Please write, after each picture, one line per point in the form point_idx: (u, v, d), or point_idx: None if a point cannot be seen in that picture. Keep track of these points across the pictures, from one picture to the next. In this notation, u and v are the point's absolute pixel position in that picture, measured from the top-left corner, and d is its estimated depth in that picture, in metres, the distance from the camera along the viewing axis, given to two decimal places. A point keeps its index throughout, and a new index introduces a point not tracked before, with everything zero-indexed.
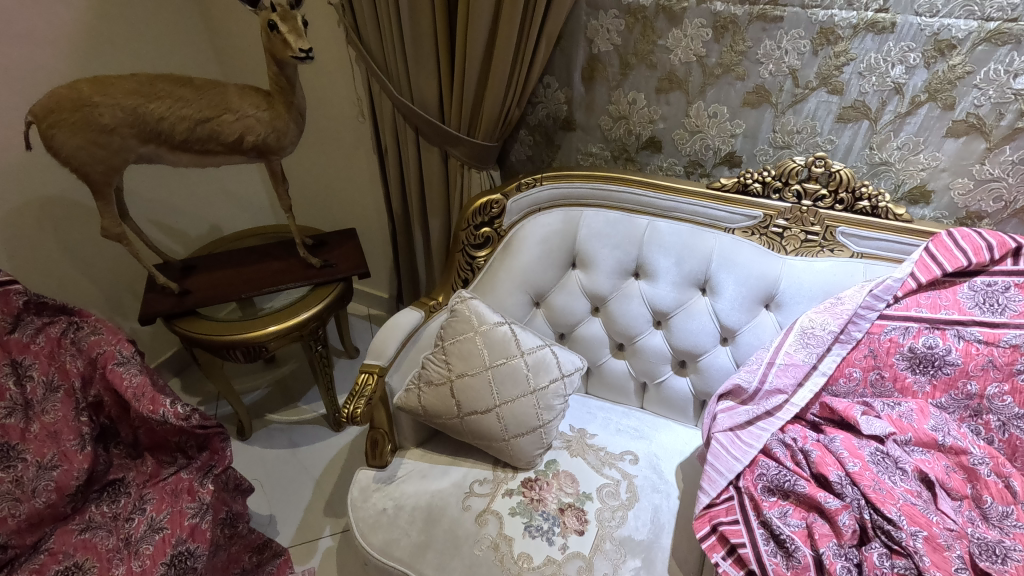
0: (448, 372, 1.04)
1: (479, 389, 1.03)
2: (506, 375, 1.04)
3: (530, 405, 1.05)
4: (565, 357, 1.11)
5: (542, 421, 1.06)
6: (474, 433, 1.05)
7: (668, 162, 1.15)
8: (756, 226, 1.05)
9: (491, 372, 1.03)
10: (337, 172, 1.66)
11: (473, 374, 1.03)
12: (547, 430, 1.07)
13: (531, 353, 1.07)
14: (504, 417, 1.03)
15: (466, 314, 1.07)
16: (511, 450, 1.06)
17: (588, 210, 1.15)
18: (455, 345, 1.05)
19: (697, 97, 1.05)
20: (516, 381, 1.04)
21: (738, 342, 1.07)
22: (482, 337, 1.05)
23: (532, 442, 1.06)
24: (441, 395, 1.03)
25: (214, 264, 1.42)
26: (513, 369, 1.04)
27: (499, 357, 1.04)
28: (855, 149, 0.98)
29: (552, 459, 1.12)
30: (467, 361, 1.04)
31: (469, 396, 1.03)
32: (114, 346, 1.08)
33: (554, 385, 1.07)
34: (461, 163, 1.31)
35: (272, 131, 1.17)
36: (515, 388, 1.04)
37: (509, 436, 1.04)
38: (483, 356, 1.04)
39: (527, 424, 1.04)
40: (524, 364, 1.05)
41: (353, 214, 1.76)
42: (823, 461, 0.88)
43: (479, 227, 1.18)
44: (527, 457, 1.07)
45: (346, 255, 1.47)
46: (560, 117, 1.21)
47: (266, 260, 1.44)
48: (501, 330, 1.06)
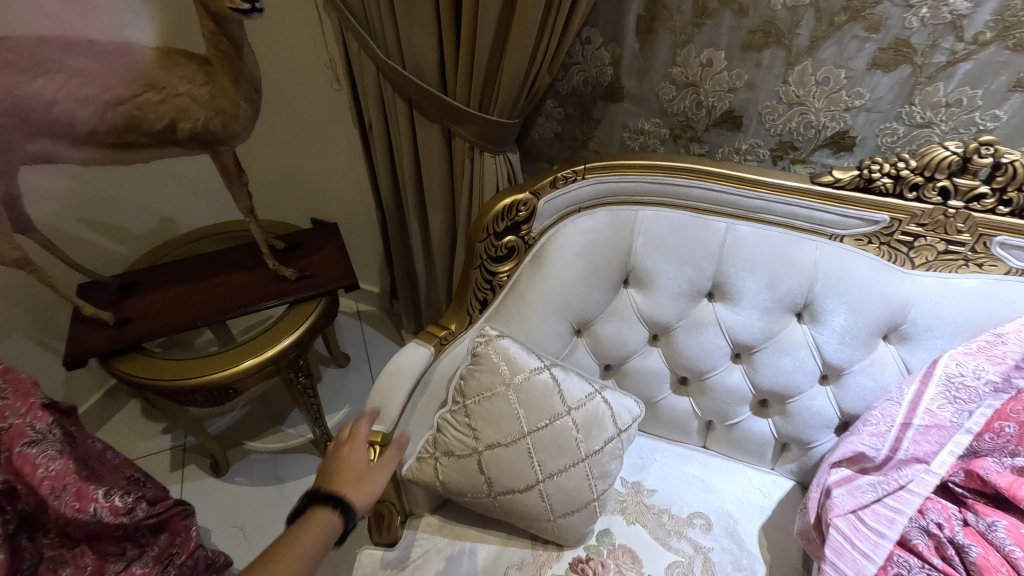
0: (476, 442, 0.80)
1: (517, 462, 0.79)
2: (551, 441, 0.79)
3: (581, 476, 0.81)
4: (618, 406, 0.86)
5: (596, 493, 0.82)
6: (511, 512, 0.81)
7: (749, 143, 0.87)
8: (877, 233, 0.78)
9: (530, 439, 0.79)
10: (308, 154, 1.34)
11: (508, 442, 0.79)
12: (599, 501, 0.83)
13: (580, 408, 0.82)
14: (549, 493, 0.80)
15: (493, 360, 0.81)
16: (556, 530, 0.82)
17: (644, 210, 0.86)
18: (482, 405, 0.80)
19: (803, 56, 0.76)
20: (562, 447, 0.80)
21: (843, 384, 0.83)
22: (517, 392, 0.80)
23: (584, 520, 0.82)
24: (468, 469, 0.80)
25: (162, 281, 1.12)
26: (559, 432, 0.80)
27: (540, 419, 0.80)
28: None
29: (606, 526, 0.90)
30: (499, 426, 0.79)
31: (504, 471, 0.79)
32: (22, 419, 0.78)
33: (610, 445, 0.83)
34: (469, 145, 1.01)
35: (217, 113, 0.86)
36: (561, 456, 0.80)
37: (555, 516, 0.81)
38: (519, 418, 0.79)
39: (576, 502, 0.81)
40: (571, 424, 0.80)
41: (332, 202, 1.45)
42: (990, 564, 0.66)
43: (501, 235, 0.89)
44: (578, 535, 0.84)
45: (328, 261, 1.18)
46: (601, 83, 0.91)
47: (228, 271, 1.14)
48: (541, 381, 0.81)
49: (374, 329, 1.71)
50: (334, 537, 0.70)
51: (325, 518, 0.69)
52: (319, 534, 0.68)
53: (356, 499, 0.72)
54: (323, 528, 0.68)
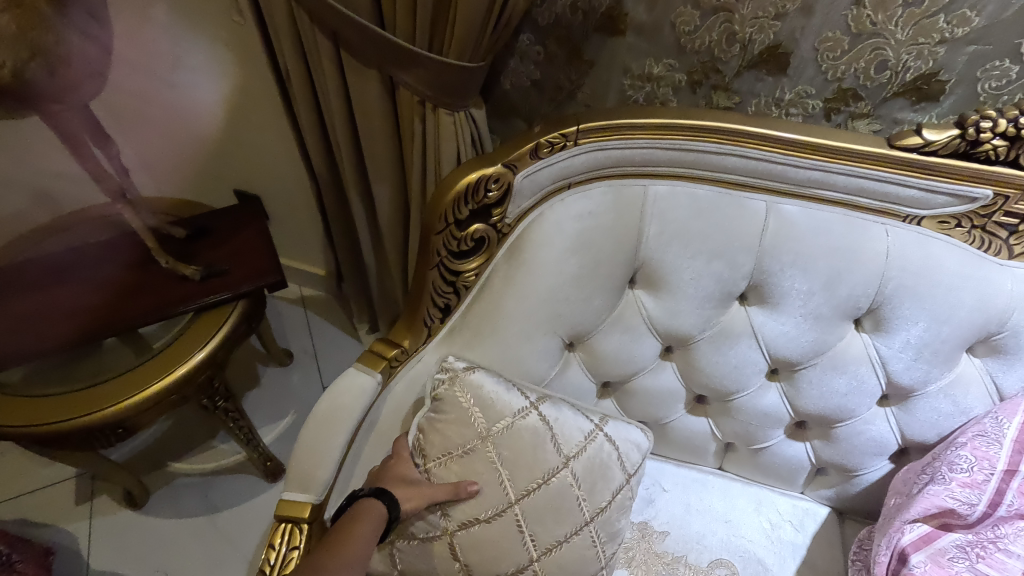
0: (447, 521, 0.59)
1: (503, 539, 0.59)
2: (545, 506, 0.60)
3: (586, 547, 0.62)
4: (626, 447, 0.65)
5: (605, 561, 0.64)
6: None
7: (795, 91, 0.65)
8: (973, 213, 0.58)
9: (518, 506, 0.59)
10: (214, 114, 1.04)
11: (489, 517, 0.59)
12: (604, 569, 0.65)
13: (580, 460, 0.62)
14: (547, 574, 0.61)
15: (462, 405, 0.62)
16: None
17: (657, 186, 0.64)
18: (454, 467, 0.60)
19: None
20: (559, 511, 0.61)
21: (910, 406, 0.66)
22: (498, 446, 0.60)
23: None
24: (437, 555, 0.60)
25: (20, 285, 0.85)
26: (555, 493, 0.60)
27: (530, 479, 0.60)
28: None
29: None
30: (477, 491, 0.59)
31: (487, 552, 0.59)
32: None
33: (619, 499, 0.63)
34: (418, 98, 0.75)
35: (34, 55, 0.58)
36: (558, 524, 0.60)
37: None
38: (501, 481, 0.60)
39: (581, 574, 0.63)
40: (571, 480, 0.61)
41: (253, 173, 1.16)
42: None
43: (464, 222, 0.66)
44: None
45: (245, 252, 0.93)
46: (596, 7, 0.66)
47: (110, 270, 0.88)
48: (528, 427, 0.61)
49: (321, 316, 1.46)
50: (382, 534, 0.56)
51: (369, 510, 0.56)
52: (369, 525, 0.55)
53: (401, 488, 0.58)
54: (371, 522, 0.55)
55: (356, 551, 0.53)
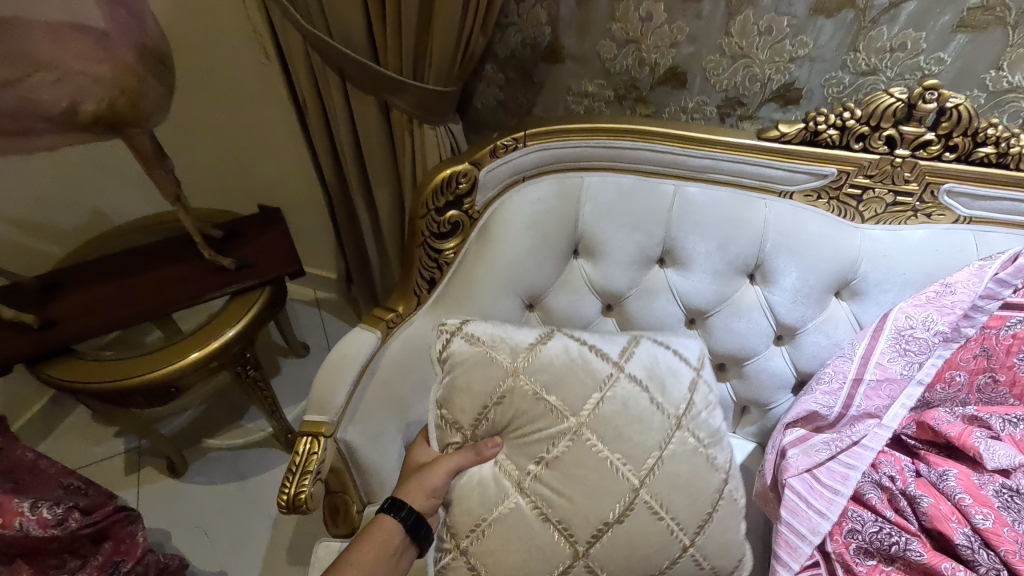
0: (504, 475, 0.66)
1: (587, 469, 0.65)
2: (623, 413, 0.67)
3: (688, 454, 0.67)
4: (657, 381, 0.70)
5: (722, 484, 0.69)
6: (622, 556, 0.65)
7: (694, 101, 0.84)
8: (826, 187, 0.76)
9: (588, 428, 0.66)
10: (244, 138, 1.26)
11: (551, 463, 0.66)
12: (725, 489, 0.69)
13: (631, 378, 0.69)
14: (654, 526, 0.65)
15: (476, 353, 0.69)
16: (716, 561, 0.69)
17: (590, 175, 0.83)
18: (501, 411, 0.67)
19: (743, 5, 0.72)
20: (639, 425, 0.67)
21: (798, 343, 0.83)
22: (534, 378, 0.68)
23: (731, 521, 0.69)
24: (500, 528, 0.65)
25: (91, 276, 1.05)
26: (626, 401, 0.67)
27: (581, 407, 0.67)
28: (974, 72, 0.68)
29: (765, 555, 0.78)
30: (529, 429, 0.66)
31: (562, 496, 0.65)
32: None
33: (698, 395, 0.71)
34: (407, 117, 0.95)
35: None
36: (644, 440, 0.66)
37: (703, 554, 0.68)
38: (553, 408, 0.67)
39: (706, 503, 0.68)
40: (631, 382, 0.69)
41: (275, 188, 1.37)
42: (941, 514, 0.66)
43: (442, 210, 0.85)
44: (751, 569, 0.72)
45: (269, 247, 1.12)
46: (540, 44, 0.86)
47: (161, 264, 1.08)
48: (552, 358, 0.69)
49: (333, 315, 1.66)
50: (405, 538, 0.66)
51: (384, 524, 0.66)
52: (380, 541, 0.65)
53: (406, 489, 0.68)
54: (383, 532, 0.65)
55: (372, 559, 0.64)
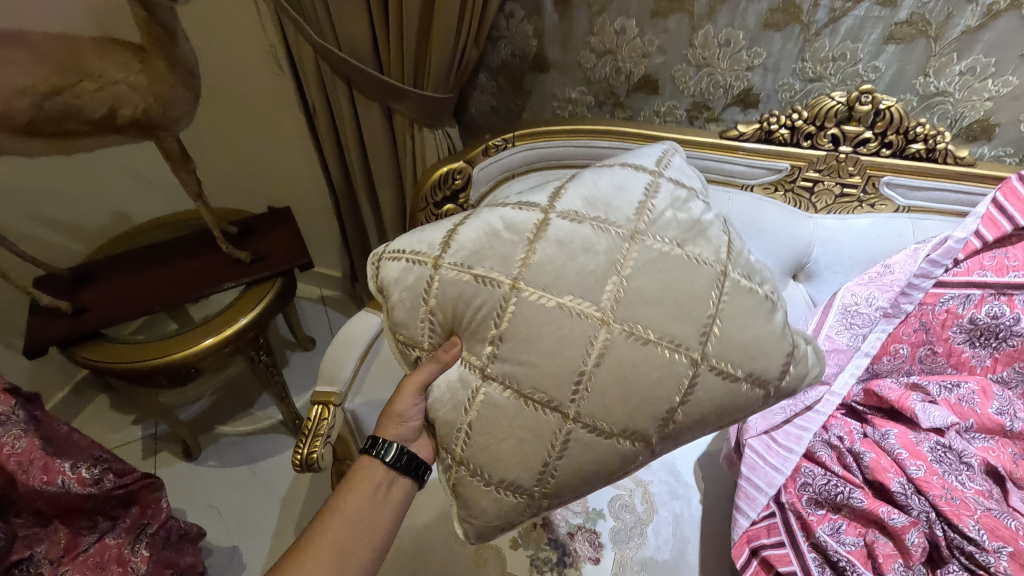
0: (469, 370, 0.60)
1: (541, 323, 0.57)
2: (566, 242, 0.59)
3: (659, 257, 0.58)
4: (597, 207, 0.61)
5: (715, 279, 0.60)
6: (619, 403, 0.57)
7: (666, 106, 0.93)
8: (781, 180, 0.85)
9: (524, 283, 0.58)
10: (258, 142, 1.36)
11: (503, 336, 0.58)
12: (723, 285, 0.60)
13: (566, 216, 0.60)
14: (646, 351, 0.57)
15: (397, 268, 0.62)
16: (751, 366, 0.59)
17: (572, 171, 0.92)
18: (441, 305, 0.60)
19: (705, 20, 0.81)
20: (587, 249, 0.59)
21: None
22: (457, 259, 0.59)
23: (749, 317, 0.60)
24: (484, 422, 0.59)
25: (117, 269, 1.14)
26: (562, 232, 0.59)
27: (511, 266, 0.58)
28: (906, 78, 0.78)
29: (820, 352, 0.67)
30: (471, 310, 0.59)
31: (528, 361, 0.57)
32: None
33: (655, 201, 0.62)
34: (408, 121, 1.05)
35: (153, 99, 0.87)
36: (595, 265, 0.58)
37: (726, 358, 0.59)
38: (484, 278, 0.58)
39: (706, 299, 0.59)
40: (564, 218, 0.60)
41: (285, 189, 1.47)
42: (880, 467, 0.74)
43: (440, 204, 0.94)
44: (804, 365, 0.63)
45: (282, 242, 1.22)
46: (528, 55, 0.96)
47: (182, 257, 1.17)
48: (475, 229, 0.61)
49: (339, 311, 1.75)
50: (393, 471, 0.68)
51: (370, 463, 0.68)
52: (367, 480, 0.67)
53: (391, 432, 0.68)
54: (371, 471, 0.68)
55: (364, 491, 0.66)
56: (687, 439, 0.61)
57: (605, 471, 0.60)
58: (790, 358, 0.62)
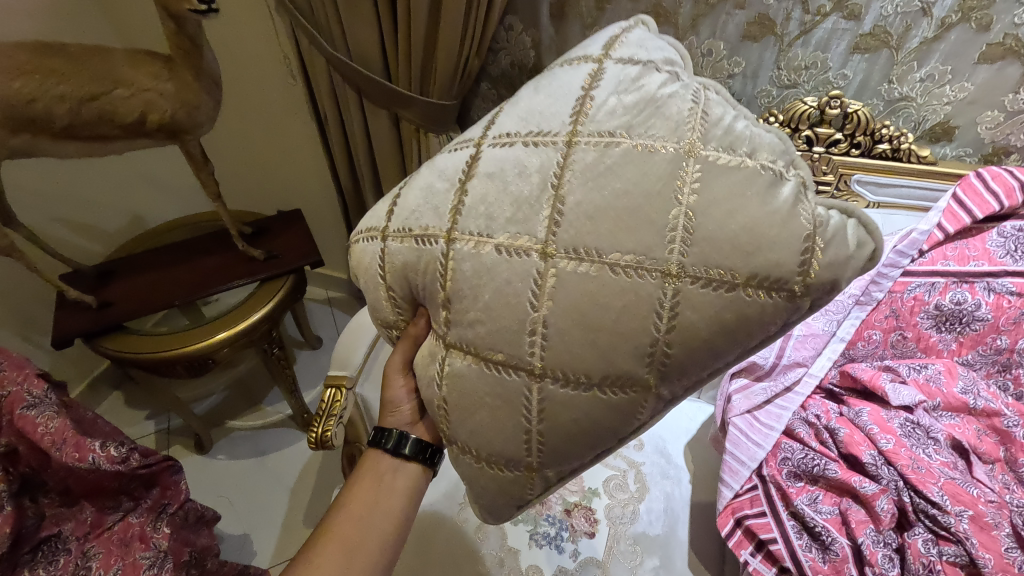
0: (435, 342, 0.56)
1: (480, 275, 0.51)
2: (496, 169, 0.53)
3: (601, 153, 0.49)
4: (531, 121, 0.54)
5: (676, 159, 0.47)
6: (583, 346, 0.48)
7: None
8: None
9: (458, 231, 0.52)
10: (272, 148, 1.43)
11: (451, 301, 0.53)
12: (689, 165, 0.47)
13: (498, 141, 0.54)
14: (601, 280, 0.47)
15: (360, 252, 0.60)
16: (752, 267, 0.44)
17: None
18: (398, 276, 0.57)
19: (688, 32, 0.89)
20: (519, 171, 0.51)
21: None
22: (401, 225, 0.56)
23: (734, 198, 0.45)
24: (459, 399, 0.54)
25: (139, 266, 1.21)
26: (494, 159, 0.53)
27: (443, 218, 0.53)
28: (872, 84, 0.85)
29: (870, 224, 0.47)
30: (422, 275, 0.55)
31: (477, 321, 0.51)
32: (20, 386, 0.90)
33: (598, 92, 0.52)
34: (415, 127, 1.13)
35: (181, 105, 0.95)
36: (529, 188, 0.50)
37: (712, 264, 0.45)
38: (425, 235, 0.54)
39: (669, 188, 0.46)
40: (495, 143, 0.54)
41: (296, 194, 1.54)
42: (853, 441, 0.81)
43: None
44: (841, 246, 0.45)
45: (292, 242, 1.28)
46: (526, 65, 1.04)
47: (199, 255, 1.24)
48: (415, 185, 0.58)
49: (345, 311, 1.81)
50: (398, 462, 0.73)
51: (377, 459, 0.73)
52: (375, 475, 0.72)
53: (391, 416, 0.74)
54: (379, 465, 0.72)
55: (371, 478, 0.71)
56: (699, 368, 0.49)
57: (604, 430, 0.52)
58: (811, 246, 0.44)
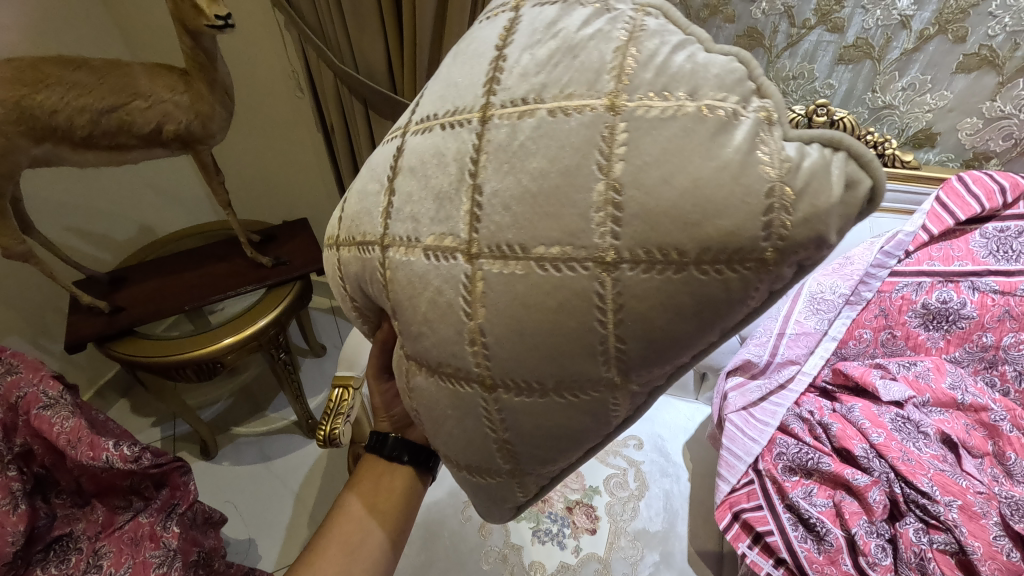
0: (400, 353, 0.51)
1: (412, 282, 0.45)
2: (420, 161, 0.47)
3: (512, 123, 0.41)
4: (449, 98, 0.47)
5: (595, 118, 0.37)
6: (512, 351, 0.40)
7: None
8: None
9: (390, 236, 0.48)
10: (280, 159, 1.47)
11: (395, 313, 0.48)
12: (612, 124, 0.37)
13: (420, 127, 0.49)
14: (529, 278, 0.38)
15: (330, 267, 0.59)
16: (705, 246, 0.34)
17: None
18: (355, 283, 0.54)
19: None
20: (438, 160, 0.45)
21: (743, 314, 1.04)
22: (350, 232, 0.54)
23: (668, 158, 0.34)
24: (423, 410, 0.49)
25: (150, 273, 1.24)
26: (419, 149, 0.48)
27: (376, 221, 0.50)
28: (857, 93, 0.90)
29: (865, 153, 0.34)
30: (372, 284, 0.51)
31: (420, 333, 0.45)
32: (36, 387, 0.93)
33: (512, 52, 0.44)
34: None
35: (195, 116, 0.99)
36: (445, 178, 0.44)
37: (651, 244, 0.35)
38: (365, 243, 0.51)
39: (589, 154, 0.37)
40: (420, 130, 0.49)
41: (302, 203, 1.58)
42: (845, 435, 0.84)
43: None
44: (824, 199, 0.33)
45: (300, 249, 1.32)
46: None
47: (208, 262, 1.27)
48: (354, 193, 0.56)
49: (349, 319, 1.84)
50: (394, 464, 0.74)
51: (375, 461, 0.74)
52: (372, 478, 0.74)
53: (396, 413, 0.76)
54: (375, 467, 0.74)
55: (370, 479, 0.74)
56: (670, 357, 0.39)
57: (575, 434, 0.44)
58: (776, 204, 0.33)
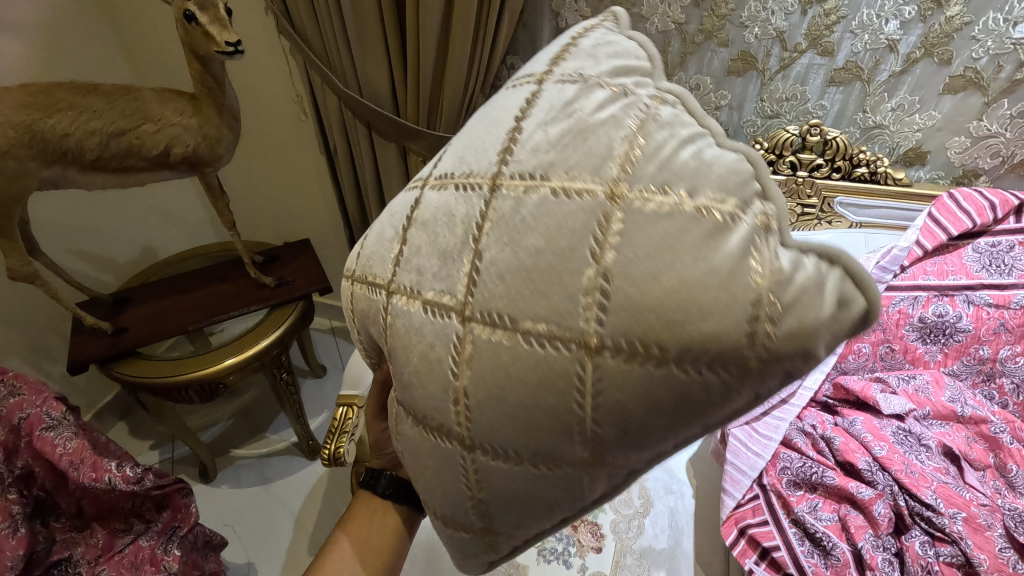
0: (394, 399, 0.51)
1: (408, 335, 0.45)
2: (431, 220, 0.47)
3: (520, 198, 0.41)
4: (468, 163, 0.47)
5: (595, 206, 0.37)
6: (502, 419, 0.40)
7: None
8: None
9: (396, 285, 0.48)
10: (281, 181, 1.49)
11: (391, 357, 0.48)
12: (609, 212, 0.36)
13: (438, 184, 0.49)
14: (515, 350, 0.38)
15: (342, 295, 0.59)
16: (683, 345, 0.33)
17: None
18: (359, 319, 0.54)
19: (677, 69, 0.95)
20: (447, 220, 0.45)
21: None
22: (361, 270, 0.54)
23: (662, 248, 0.34)
24: (408, 456, 0.49)
25: (152, 295, 1.24)
26: (433, 210, 0.48)
27: (387, 266, 0.49)
28: (848, 113, 0.92)
29: (862, 273, 0.32)
30: (375, 327, 0.51)
31: (411, 382, 0.46)
32: (39, 409, 0.92)
33: (530, 125, 0.44)
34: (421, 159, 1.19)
35: (204, 139, 1.00)
36: (452, 240, 0.44)
37: (633, 335, 0.34)
38: (372, 288, 0.51)
39: (582, 241, 0.36)
40: (435, 189, 0.49)
41: (303, 224, 1.60)
42: (848, 449, 0.84)
43: None
44: (813, 310, 0.31)
45: (303, 269, 1.33)
46: None
47: (211, 283, 1.28)
48: (374, 232, 0.55)
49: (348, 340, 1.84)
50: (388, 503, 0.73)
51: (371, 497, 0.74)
52: (367, 516, 0.73)
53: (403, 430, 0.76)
54: (370, 503, 0.74)
55: (365, 512, 0.73)
56: (644, 444, 0.38)
57: (548, 504, 0.43)
58: (763, 315, 0.32)
